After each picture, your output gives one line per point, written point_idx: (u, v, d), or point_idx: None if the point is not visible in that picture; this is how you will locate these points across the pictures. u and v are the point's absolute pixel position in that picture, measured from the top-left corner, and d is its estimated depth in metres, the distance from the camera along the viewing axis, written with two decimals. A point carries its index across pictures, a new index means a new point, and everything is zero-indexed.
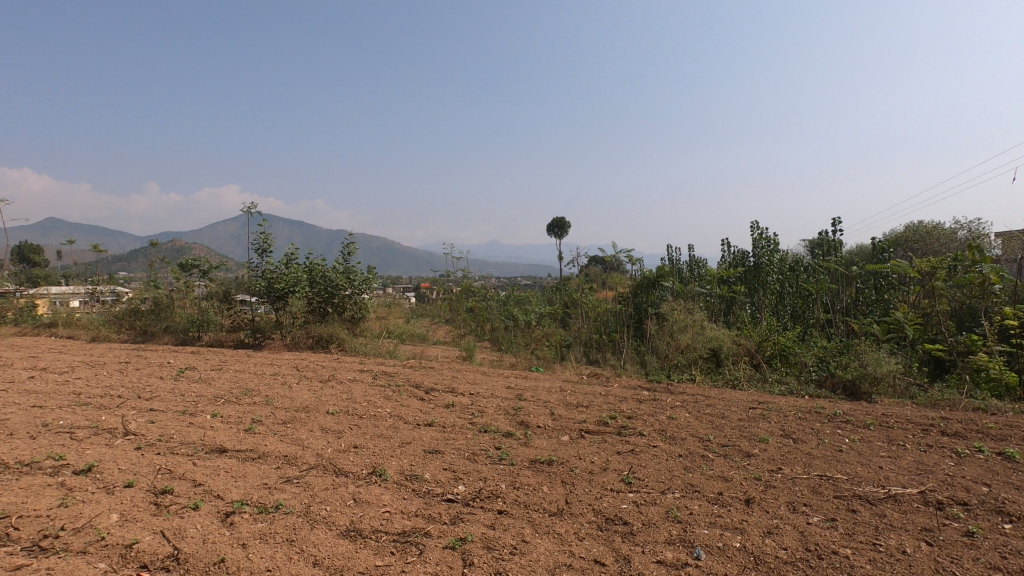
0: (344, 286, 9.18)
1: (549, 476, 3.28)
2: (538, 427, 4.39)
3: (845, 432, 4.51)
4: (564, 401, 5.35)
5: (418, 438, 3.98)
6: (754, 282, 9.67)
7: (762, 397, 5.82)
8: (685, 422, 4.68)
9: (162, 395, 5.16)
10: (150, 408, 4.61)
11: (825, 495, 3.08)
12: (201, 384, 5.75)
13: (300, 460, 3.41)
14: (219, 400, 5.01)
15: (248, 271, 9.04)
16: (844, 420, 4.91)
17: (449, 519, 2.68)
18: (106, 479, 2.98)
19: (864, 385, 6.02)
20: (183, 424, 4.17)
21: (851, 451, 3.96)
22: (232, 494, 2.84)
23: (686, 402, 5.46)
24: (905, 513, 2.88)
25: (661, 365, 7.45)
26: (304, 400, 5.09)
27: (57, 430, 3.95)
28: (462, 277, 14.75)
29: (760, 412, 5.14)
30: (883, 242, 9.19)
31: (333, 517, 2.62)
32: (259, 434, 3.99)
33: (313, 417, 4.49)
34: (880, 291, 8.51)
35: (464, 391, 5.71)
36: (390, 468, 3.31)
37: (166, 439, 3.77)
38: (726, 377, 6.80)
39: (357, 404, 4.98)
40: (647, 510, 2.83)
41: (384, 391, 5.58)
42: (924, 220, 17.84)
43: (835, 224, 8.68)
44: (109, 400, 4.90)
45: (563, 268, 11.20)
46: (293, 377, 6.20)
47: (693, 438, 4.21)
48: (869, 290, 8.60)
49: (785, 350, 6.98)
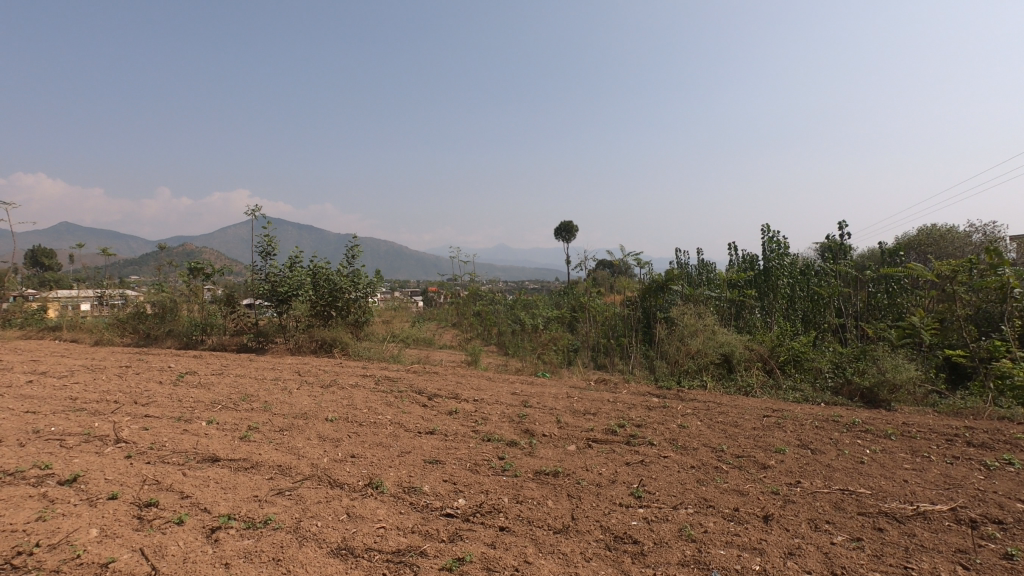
0: (348, 289, 9.07)
1: (554, 489, 3.12)
2: (544, 436, 4.22)
3: (865, 442, 4.31)
4: (571, 409, 5.18)
5: (418, 447, 3.83)
6: (764, 286, 9.44)
7: (777, 405, 5.60)
8: (697, 431, 4.49)
9: (159, 400, 5.04)
10: (146, 414, 4.50)
11: (848, 512, 2.90)
12: (200, 389, 5.62)
13: (295, 471, 3.27)
14: (217, 406, 4.89)
15: (252, 274, 8.97)
16: (863, 429, 4.71)
17: (447, 536, 2.51)
18: (90, 491, 2.84)
19: (883, 392, 5.80)
20: (177, 431, 4.04)
21: (873, 464, 3.76)
22: (219, 507, 2.70)
23: (698, 410, 5.27)
24: (937, 532, 2.69)
25: (671, 371, 7.25)
26: (304, 406, 4.96)
27: (48, 437, 3.83)
28: (469, 282, 14.58)
29: (775, 420, 4.94)
30: (895, 246, 8.99)
31: (324, 535, 2.46)
32: (254, 442, 3.85)
33: (311, 424, 4.36)
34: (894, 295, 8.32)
35: (467, 397, 5.55)
36: (388, 480, 3.16)
37: (157, 447, 3.64)
38: (738, 384, 6.57)
39: (357, 411, 4.84)
40: (659, 528, 2.65)
41: (386, 397, 5.44)
42: (937, 223, 17.45)
43: (843, 227, 8.52)
44: (105, 405, 4.79)
45: (570, 271, 11.03)
46: (294, 383, 6.05)
47: (706, 448, 4.03)
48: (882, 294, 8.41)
49: (800, 355, 6.78)
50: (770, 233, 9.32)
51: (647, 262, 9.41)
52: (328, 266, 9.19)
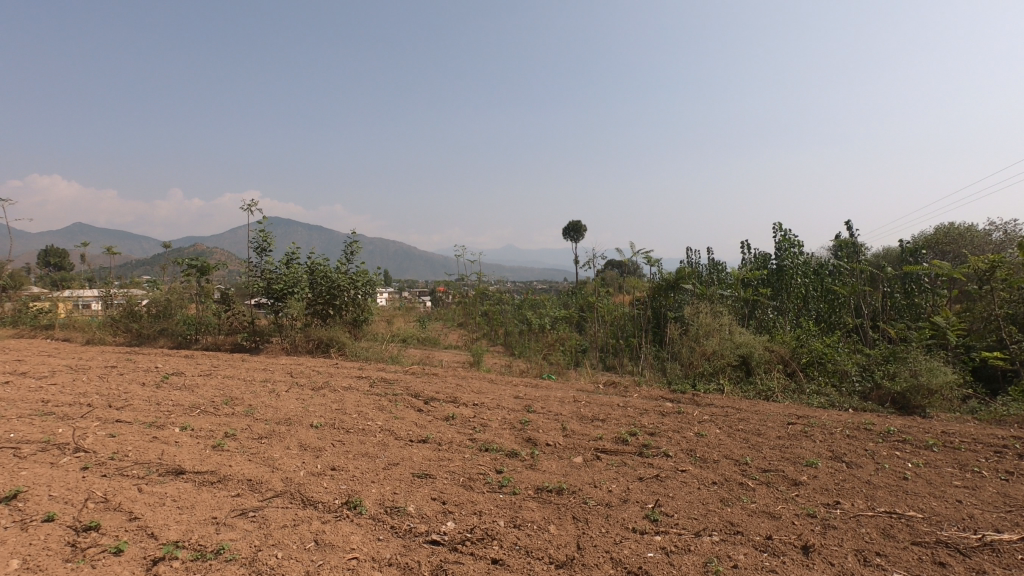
0: (346, 287, 8.75)
1: (558, 510, 2.73)
2: (548, 446, 3.83)
3: (905, 454, 3.89)
4: (578, 414, 4.79)
5: (407, 458, 3.44)
6: (778, 285, 9.01)
7: (800, 411, 5.18)
8: (716, 441, 4.08)
9: (136, 404, 4.70)
10: (116, 420, 4.15)
11: (901, 542, 2.49)
12: (183, 392, 5.27)
13: (265, 487, 2.90)
14: (195, 411, 4.53)
15: (247, 270, 8.65)
16: (901, 438, 4.28)
17: (430, 572, 2.13)
18: (25, 511, 2.49)
19: (917, 398, 5.33)
20: (144, 439, 3.69)
21: (919, 480, 3.34)
22: (168, 533, 2.33)
23: (716, 417, 4.85)
24: (1010, 569, 2.27)
25: (685, 373, 6.83)
26: (290, 411, 4.60)
27: (2, 445, 3.50)
28: (476, 281, 14.16)
29: (801, 429, 4.52)
30: (914, 245, 8.51)
31: (284, 569, 2.09)
32: (226, 452, 3.50)
33: (293, 432, 3.99)
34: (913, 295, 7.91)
35: (466, 401, 5.16)
36: (368, 498, 2.78)
37: (119, 457, 3.30)
38: (758, 388, 6.11)
39: (346, 417, 4.46)
40: (680, 561, 2.25)
41: (380, 401, 5.07)
42: (956, 222, 16.77)
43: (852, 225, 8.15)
44: (75, 410, 4.44)
45: (578, 270, 10.59)
46: (283, 385, 5.69)
47: (728, 461, 3.62)
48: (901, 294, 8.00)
49: (824, 358, 6.33)
50: (782, 232, 8.90)
51: (658, 259, 8.97)
52: (326, 262, 8.84)
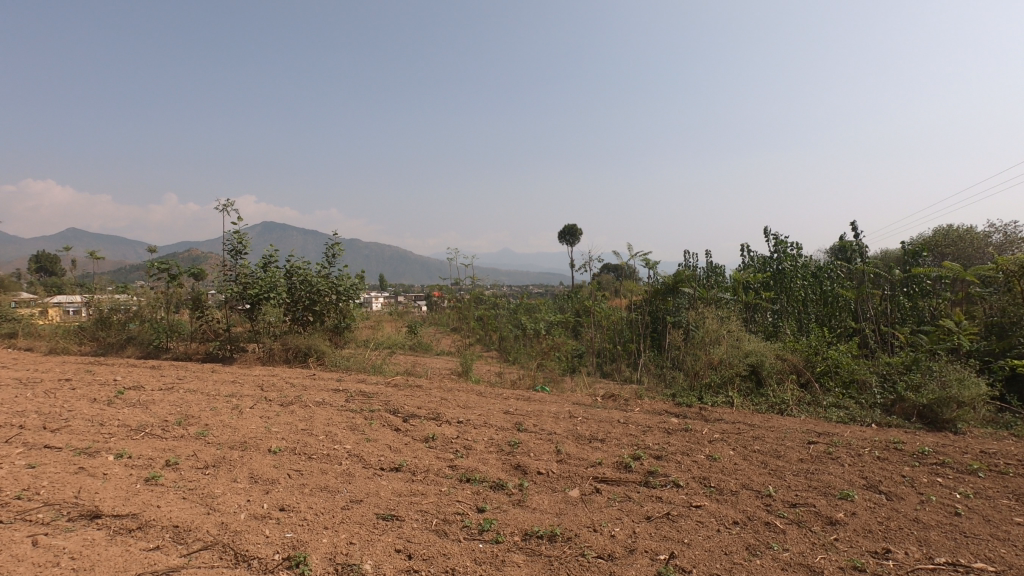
0: (327, 292, 8.27)
1: (550, 567, 2.21)
2: (540, 475, 3.31)
3: (950, 482, 3.39)
4: (574, 433, 4.27)
5: (373, 494, 2.92)
6: (778, 288, 8.55)
7: (820, 427, 4.67)
8: (732, 466, 3.57)
9: (75, 425, 4.15)
10: (43, 446, 3.59)
11: None
12: (135, 410, 4.72)
13: (193, 537, 2.37)
14: (140, 434, 3.98)
15: (220, 273, 8.04)
16: (939, 461, 3.77)
17: None
18: None
19: (947, 412, 4.81)
20: (67, 471, 3.15)
21: (974, 518, 2.84)
22: None
23: (728, 435, 4.34)
24: None
25: (691, 383, 6.29)
26: (248, 432, 4.07)
27: None
28: (471, 285, 13.50)
29: (824, 449, 4.01)
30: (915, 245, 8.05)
31: None
32: (160, 487, 2.97)
33: (246, 459, 3.46)
34: (918, 297, 7.49)
35: (450, 418, 4.64)
36: (315, 550, 2.26)
37: (27, 497, 2.76)
38: (771, 400, 5.60)
39: (312, 439, 3.94)
40: None
41: (353, 419, 4.54)
42: (955, 224, 16.34)
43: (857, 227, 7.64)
44: (2, 433, 3.89)
45: (574, 274, 10.08)
46: (249, 401, 5.15)
47: (748, 492, 3.12)
48: (905, 296, 7.56)
49: (839, 366, 5.83)
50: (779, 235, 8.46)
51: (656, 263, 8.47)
52: (306, 265, 8.37)
